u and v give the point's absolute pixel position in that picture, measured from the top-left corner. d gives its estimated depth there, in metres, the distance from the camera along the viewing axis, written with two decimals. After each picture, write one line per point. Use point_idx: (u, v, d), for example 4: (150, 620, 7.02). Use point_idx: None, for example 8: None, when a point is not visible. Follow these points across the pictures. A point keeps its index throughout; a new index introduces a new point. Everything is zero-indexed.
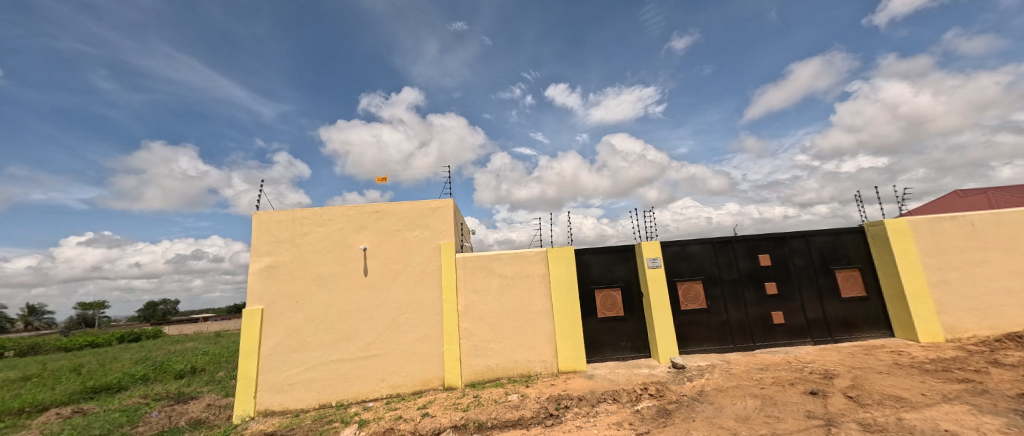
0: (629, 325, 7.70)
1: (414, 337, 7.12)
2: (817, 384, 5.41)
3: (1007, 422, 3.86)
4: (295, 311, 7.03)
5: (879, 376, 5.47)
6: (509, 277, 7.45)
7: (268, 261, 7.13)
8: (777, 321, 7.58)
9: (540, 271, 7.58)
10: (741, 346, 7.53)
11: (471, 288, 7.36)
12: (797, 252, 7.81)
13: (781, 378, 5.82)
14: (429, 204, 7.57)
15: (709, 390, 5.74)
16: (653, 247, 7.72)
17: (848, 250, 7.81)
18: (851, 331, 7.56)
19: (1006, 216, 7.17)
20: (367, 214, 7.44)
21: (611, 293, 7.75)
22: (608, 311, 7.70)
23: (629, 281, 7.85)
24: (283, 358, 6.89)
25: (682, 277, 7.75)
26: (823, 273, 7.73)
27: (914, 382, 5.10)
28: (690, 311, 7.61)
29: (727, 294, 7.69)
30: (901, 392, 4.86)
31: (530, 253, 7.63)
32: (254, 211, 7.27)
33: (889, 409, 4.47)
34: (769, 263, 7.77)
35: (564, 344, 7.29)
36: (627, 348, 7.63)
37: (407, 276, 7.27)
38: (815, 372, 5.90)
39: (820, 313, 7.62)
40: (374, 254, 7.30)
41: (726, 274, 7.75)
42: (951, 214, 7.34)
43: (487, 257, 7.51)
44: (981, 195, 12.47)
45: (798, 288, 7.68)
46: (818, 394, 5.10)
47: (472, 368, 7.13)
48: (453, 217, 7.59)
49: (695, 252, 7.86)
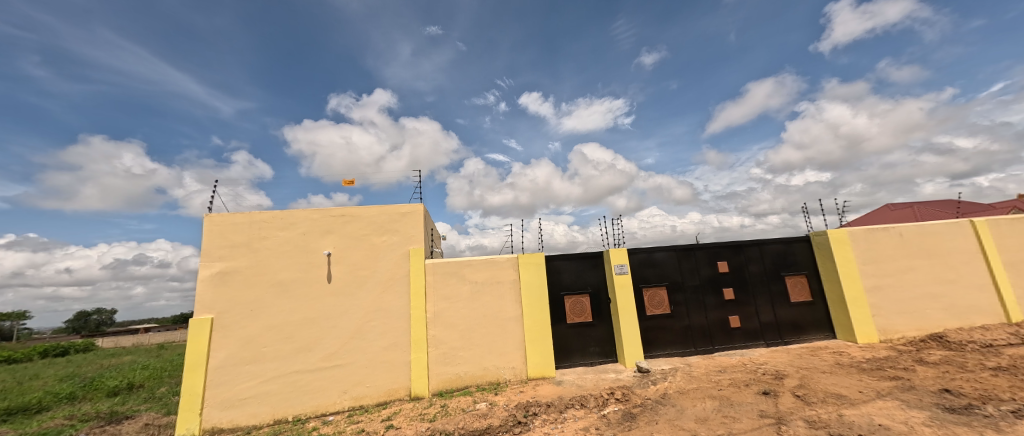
0: (598, 330, 7.84)
1: (380, 346, 6.87)
2: (769, 384, 5.74)
3: (930, 416, 4.26)
4: (250, 320, 6.60)
5: (823, 375, 5.89)
6: (480, 284, 7.39)
7: (221, 266, 6.66)
8: (734, 325, 7.99)
9: (512, 277, 7.58)
10: (702, 349, 7.86)
11: (441, 295, 7.23)
12: (753, 259, 8.30)
13: (738, 379, 6.13)
14: (399, 208, 7.39)
15: (671, 393, 5.94)
16: (620, 254, 7.94)
17: (797, 258, 8.40)
18: (800, 334, 8.10)
19: (928, 228, 8.00)
20: (333, 218, 7.15)
21: (580, 299, 7.87)
22: (577, 317, 7.80)
23: (598, 287, 8.01)
24: (235, 370, 6.43)
25: (648, 283, 8.01)
26: (775, 279, 8.25)
27: (853, 380, 5.53)
28: (655, 316, 7.87)
29: (690, 299, 8.02)
30: (842, 390, 5.25)
31: (502, 259, 7.62)
32: (207, 213, 6.79)
33: (831, 406, 4.81)
34: (727, 269, 8.20)
35: (534, 350, 7.30)
36: (595, 354, 7.75)
37: (374, 282, 7.03)
38: (768, 373, 6.27)
39: (772, 317, 8.12)
40: (339, 260, 7.01)
41: (689, 280, 8.09)
42: (884, 226, 8.09)
43: (458, 263, 7.42)
44: (908, 209, 13.86)
45: (753, 293, 8.15)
46: (770, 394, 5.41)
47: (440, 377, 6.97)
48: (423, 222, 7.45)
49: (661, 258, 8.16)
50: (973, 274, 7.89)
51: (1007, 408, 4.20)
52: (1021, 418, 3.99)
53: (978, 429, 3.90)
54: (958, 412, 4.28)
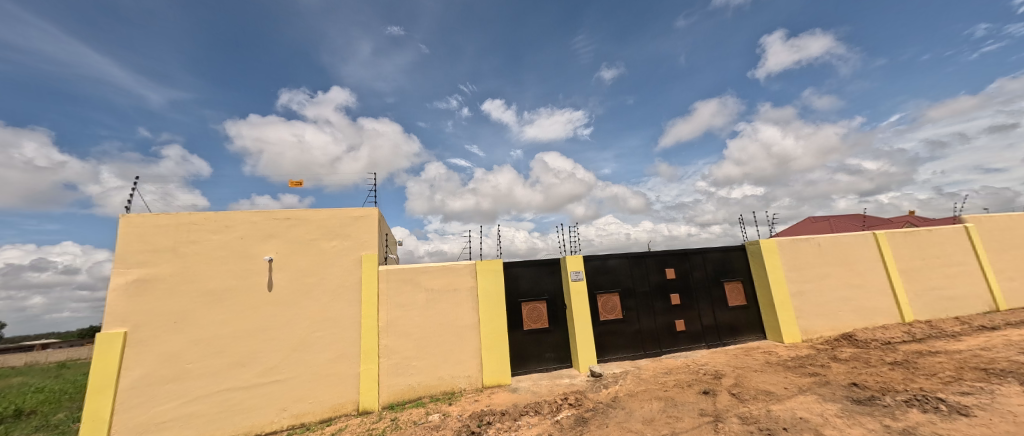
0: (553, 336, 7.95)
1: (325, 358, 6.45)
2: (708, 384, 6.14)
3: (841, 408, 4.77)
4: (173, 334, 5.91)
5: (755, 373, 6.41)
6: (437, 291, 7.21)
7: (140, 273, 5.93)
8: (680, 328, 8.48)
9: (469, 284, 7.49)
10: (651, 352, 8.24)
11: (395, 303, 6.95)
12: (697, 266, 8.89)
13: (681, 380, 6.49)
14: (352, 212, 7.05)
15: (621, 396, 6.15)
16: (576, 261, 8.16)
17: (734, 265, 9.12)
18: (736, 335, 8.77)
19: (841, 239, 9.05)
20: (276, 221, 6.65)
21: (537, 305, 7.95)
22: (534, 323, 7.87)
23: (554, 293, 8.14)
24: (152, 391, 5.70)
25: (602, 289, 8.27)
26: (716, 285, 8.89)
27: (779, 377, 6.08)
28: (608, 321, 8.14)
29: (640, 304, 8.40)
30: (770, 387, 5.74)
31: (459, 266, 7.52)
32: (124, 213, 6.03)
33: (761, 402, 5.24)
34: (674, 276, 8.70)
35: (490, 358, 7.24)
36: (551, 359, 7.85)
37: (321, 290, 6.60)
38: (708, 373, 6.70)
39: (713, 320, 8.72)
40: (282, 266, 6.52)
41: (640, 286, 8.48)
42: (806, 237, 9.04)
43: (413, 269, 7.20)
44: (825, 222, 15.65)
45: (696, 298, 8.71)
46: (709, 393, 5.77)
47: (391, 389, 6.67)
48: (378, 227, 7.16)
49: (614, 265, 8.49)
50: (876, 279, 9.02)
51: (901, 398, 4.81)
52: (911, 407, 4.59)
53: (878, 418, 4.43)
54: (862, 403, 4.84)
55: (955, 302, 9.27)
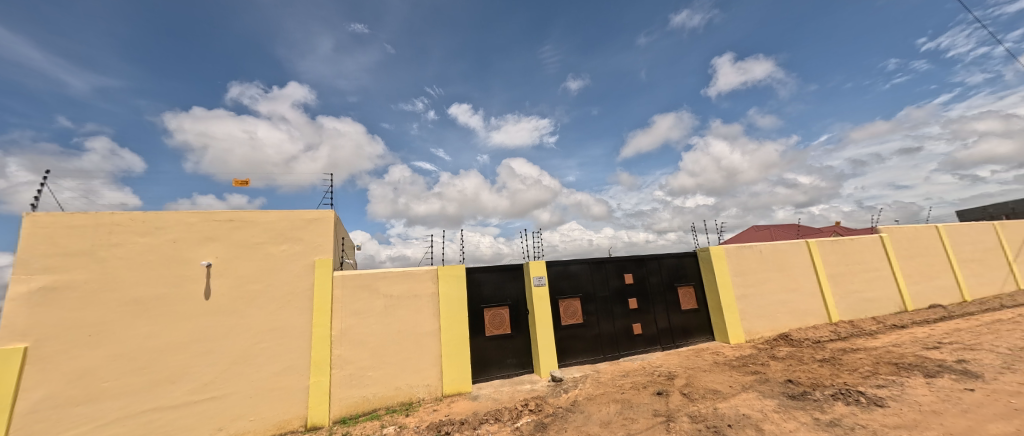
0: (515, 341, 7.93)
1: (271, 371, 5.99)
2: (662, 385, 6.40)
3: (778, 403, 5.15)
4: (88, 348, 5.22)
5: (704, 373, 6.77)
6: (396, 297, 6.96)
7: (47, 280, 5.19)
8: (637, 332, 8.79)
9: (430, 290, 7.29)
10: (610, 356, 8.46)
11: (350, 311, 6.61)
12: (653, 271, 9.28)
13: (637, 382, 6.71)
14: (305, 215, 6.64)
15: (581, 400, 6.24)
16: (539, 267, 8.23)
17: (687, 270, 9.63)
18: (688, 337, 9.24)
19: (779, 246, 9.87)
20: (218, 223, 6.12)
21: (499, 311, 7.90)
22: (496, 329, 7.80)
23: (517, 299, 8.14)
24: (57, 415, 4.96)
25: (564, 294, 8.40)
26: (670, 289, 9.33)
27: (725, 376, 6.46)
28: (570, 325, 8.27)
29: (600, 309, 8.61)
30: (717, 386, 6.09)
31: (420, 271, 7.31)
32: (28, 212, 5.26)
33: (709, 401, 5.53)
34: (632, 281, 9.02)
35: (451, 365, 7.08)
36: (512, 365, 7.81)
37: (267, 298, 6.14)
38: (662, 374, 6.99)
39: (667, 323, 9.13)
40: (223, 272, 6.00)
41: (600, 291, 8.70)
42: (750, 244, 9.76)
43: (371, 275, 6.90)
44: (766, 231, 17.01)
45: (653, 302, 9.09)
46: (662, 394, 6.01)
47: (344, 402, 6.30)
48: (333, 230, 6.81)
49: (576, 270, 8.66)
50: (809, 284, 9.91)
51: (829, 392, 5.28)
52: (837, 400, 5.04)
53: (809, 411, 4.82)
54: (796, 398, 5.25)
55: (872, 304, 10.39)
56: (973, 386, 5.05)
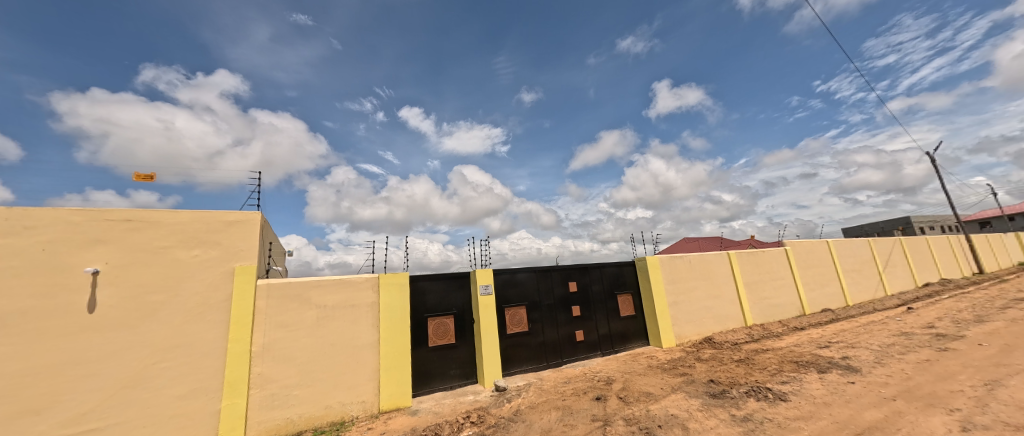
0: (460, 352, 7.75)
1: (172, 395, 5.19)
2: (601, 390, 6.62)
3: (702, 402, 5.58)
4: None
5: (639, 377, 7.14)
6: (330, 308, 6.44)
7: None
8: (579, 338, 9.05)
9: (370, 300, 6.87)
10: (553, 363, 8.60)
11: (275, 323, 5.99)
12: (595, 280, 9.67)
13: (578, 388, 6.88)
14: (224, 216, 5.93)
15: (523, 409, 6.24)
16: (486, 275, 8.18)
17: (626, 279, 10.17)
18: (626, 343, 9.73)
19: (705, 257, 10.84)
20: (111, 222, 5.23)
21: (444, 320, 7.68)
22: (440, 339, 7.55)
23: (463, 308, 7.98)
24: None
25: (510, 303, 8.40)
26: (610, 297, 9.78)
27: (657, 379, 6.87)
28: (515, 334, 8.28)
29: (545, 317, 8.75)
30: (650, 388, 6.45)
31: (359, 279, 6.86)
32: None
33: (642, 403, 5.83)
34: (576, 289, 9.31)
35: (389, 379, 6.70)
36: (456, 376, 7.60)
37: (171, 310, 5.33)
38: (601, 379, 7.25)
39: (608, 329, 9.54)
40: (116, 280, 5.12)
41: (545, 299, 8.85)
42: (680, 255, 10.60)
43: (302, 284, 6.33)
44: (695, 242, 18.65)
45: (594, 309, 9.45)
46: (601, 399, 6.22)
47: (263, 425, 5.66)
48: (258, 234, 6.16)
49: (522, 279, 8.73)
50: (729, 291, 10.98)
51: (744, 390, 5.84)
52: (749, 396, 5.59)
53: (727, 408, 5.28)
54: (717, 396, 5.73)
55: (779, 308, 11.80)
56: (853, 379, 5.90)
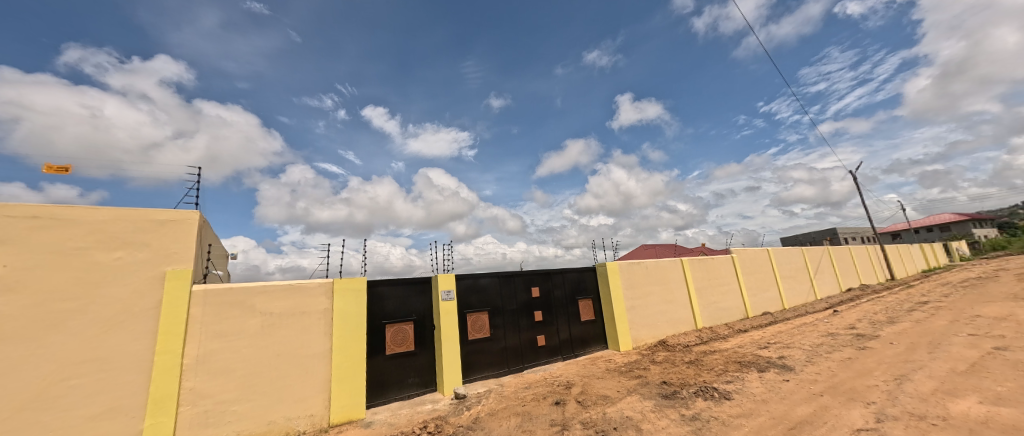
0: (419, 359, 7.51)
1: (82, 417, 4.56)
2: (560, 394, 6.70)
3: (655, 403, 5.80)
4: None
5: (597, 380, 7.31)
6: (277, 315, 6.01)
7: None
8: (540, 343, 9.12)
9: (322, 306, 6.49)
10: (514, 368, 8.57)
11: (212, 333, 5.47)
12: (557, 285, 9.82)
13: (538, 393, 6.91)
14: (155, 215, 5.37)
15: (482, 416, 6.15)
16: (448, 280, 8.03)
17: (587, 284, 10.42)
18: (586, 347, 9.94)
19: (661, 263, 11.37)
20: (12, 220, 4.55)
21: (403, 327, 7.42)
22: (398, 347, 7.29)
23: (423, 314, 7.76)
24: None
25: (472, 309, 8.30)
26: (572, 302, 9.97)
27: (614, 382, 7.06)
28: (476, 340, 8.17)
29: (507, 322, 8.73)
30: (607, 391, 6.61)
31: (311, 285, 6.47)
32: None
33: (599, 406, 5.96)
34: (538, 294, 9.39)
35: (341, 390, 6.35)
36: (414, 385, 7.35)
37: (85, 320, 4.71)
38: (560, 383, 7.33)
39: (569, 334, 9.70)
40: (15, 286, 4.44)
41: (508, 305, 8.83)
42: (638, 261, 11.04)
43: (245, 289, 5.85)
44: (652, 249, 19.56)
45: (556, 314, 9.57)
46: (560, 403, 6.28)
47: None
48: (196, 236, 5.63)
49: (485, 284, 8.67)
50: (682, 296, 11.58)
51: (693, 390, 6.15)
52: (698, 396, 5.90)
53: (677, 408, 5.53)
54: (669, 397, 5.99)
55: (726, 312, 12.62)
56: (788, 377, 6.41)
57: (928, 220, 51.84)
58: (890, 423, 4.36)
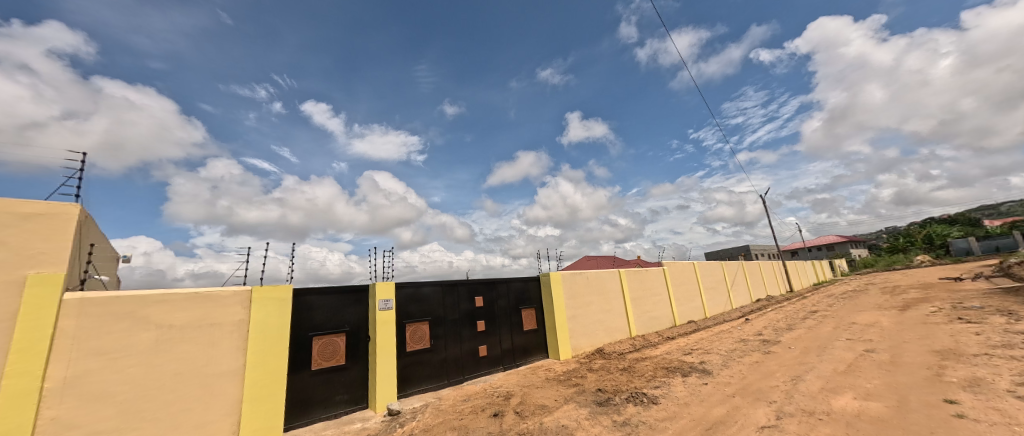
0: (350, 374, 6.98)
1: None
2: (499, 406, 6.62)
3: (589, 410, 5.97)
4: None
5: (536, 390, 7.35)
6: (178, 328, 5.20)
7: None
8: (482, 354, 8.99)
9: (237, 317, 5.77)
10: (454, 380, 8.33)
11: (88, 350, 4.56)
12: (501, 295, 9.80)
13: (476, 406, 6.76)
14: (16, 208, 4.40)
15: (416, 433, 5.85)
16: (387, 288, 7.63)
17: (531, 294, 10.54)
18: (527, 356, 10.00)
19: (600, 274, 11.88)
20: None
21: (333, 339, 6.86)
22: (326, 361, 6.71)
23: (357, 325, 7.26)
24: None
25: (412, 318, 7.95)
26: (515, 312, 10.01)
27: (553, 391, 7.15)
28: (415, 351, 7.82)
29: (448, 332, 8.49)
30: (545, 401, 6.67)
31: (223, 293, 5.71)
32: None
33: (536, 416, 5.98)
34: (482, 304, 9.28)
35: (254, 412, 5.68)
36: (342, 402, 6.79)
37: None
38: (500, 394, 7.26)
39: (511, 344, 9.69)
40: None
41: (450, 314, 8.60)
42: (580, 271, 11.45)
43: (138, 298, 4.98)
44: (593, 260, 20.48)
45: (499, 324, 9.52)
46: (498, 415, 6.20)
47: None
48: (73, 234, 4.71)
49: (427, 293, 8.37)
50: (619, 305, 12.19)
51: (625, 396, 6.44)
52: (629, 402, 6.18)
53: (610, 415, 5.74)
54: (603, 404, 6.20)
55: (656, 320, 13.52)
56: (707, 381, 7.00)
57: (818, 241, 60.78)
58: (787, 420, 4.92)
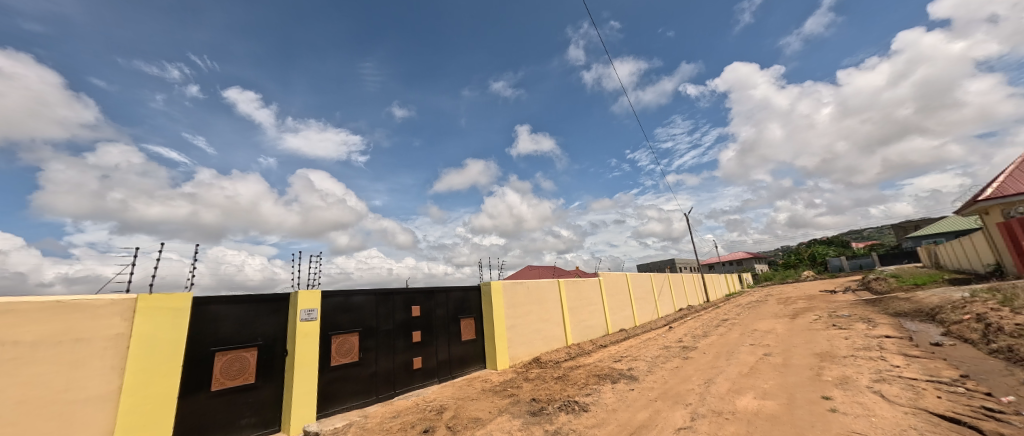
0: (260, 393, 6.21)
1: None
2: (430, 421, 6.32)
3: (523, 421, 5.94)
4: None
5: (470, 402, 7.17)
6: (29, 346, 4.19)
7: None
8: (416, 366, 8.58)
9: (114, 331, 4.84)
10: (383, 395, 7.82)
11: None
12: (440, 304, 9.50)
13: (406, 422, 6.38)
14: None
15: None
16: (311, 297, 7.00)
17: (471, 303, 10.37)
18: (464, 367, 9.76)
19: (540, 284, 12.08)
20: None
21: (241, 354, 6.07)
22: (231, 380, 5.89)
23: (272, 338, 6.52)
24: None
25: (339, 330, 7.35)
26: (453, 321, 9.76)
27: (488, 403, 7.03)
28: (340, 365, 7.21)
29: (380, 344, 7.98)
30: (479, 413, 6.51)
31: (98, 302, 4.77)
32: None
33: (469, 430, 5.80)
34: (419, 314, 8.90)
35: None
36: (248, 426, 5.99)
37: None
38: (433, 409, 6.95)
39: (448, 355, 9.40)
40: None
41: (383, 325, 8.11)
42: (520, 281, 11.55)
43: None
44: (535, 270, 20.86)
45: (436, 335, 9.19)
46: (428, 431, 5.91)
47: None
48: None
49: (358, 303, 7.82)
50: (557, 315, 12.50)
51: (559, 405, 6.54)
52: (561, 411, 6.28)
53: (542, 425, 5.77)
54: (536, 414, 6.22)
55: (591, 329, 14.09)
56: (633, 386, 7.41)
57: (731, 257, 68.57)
58: (700, 420, 5.36)
